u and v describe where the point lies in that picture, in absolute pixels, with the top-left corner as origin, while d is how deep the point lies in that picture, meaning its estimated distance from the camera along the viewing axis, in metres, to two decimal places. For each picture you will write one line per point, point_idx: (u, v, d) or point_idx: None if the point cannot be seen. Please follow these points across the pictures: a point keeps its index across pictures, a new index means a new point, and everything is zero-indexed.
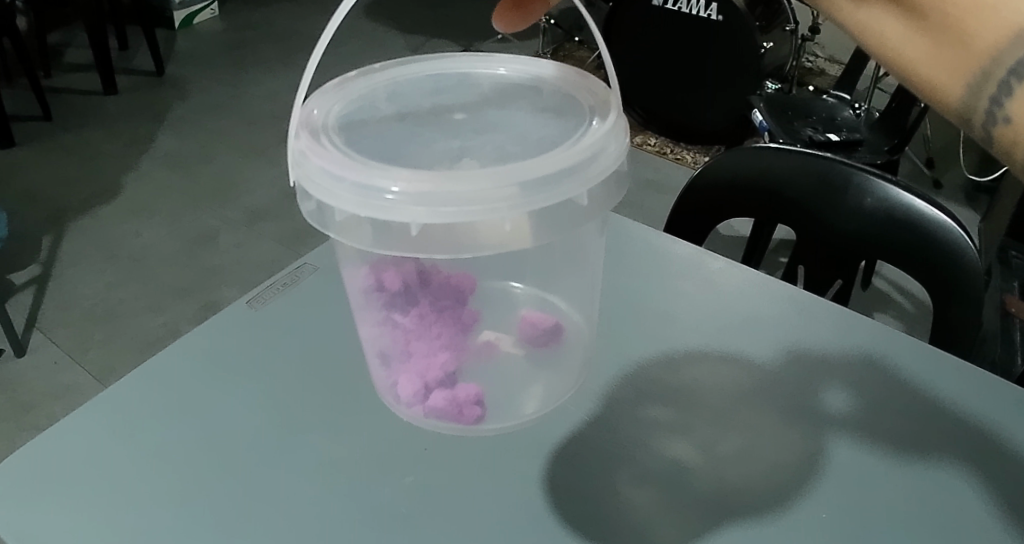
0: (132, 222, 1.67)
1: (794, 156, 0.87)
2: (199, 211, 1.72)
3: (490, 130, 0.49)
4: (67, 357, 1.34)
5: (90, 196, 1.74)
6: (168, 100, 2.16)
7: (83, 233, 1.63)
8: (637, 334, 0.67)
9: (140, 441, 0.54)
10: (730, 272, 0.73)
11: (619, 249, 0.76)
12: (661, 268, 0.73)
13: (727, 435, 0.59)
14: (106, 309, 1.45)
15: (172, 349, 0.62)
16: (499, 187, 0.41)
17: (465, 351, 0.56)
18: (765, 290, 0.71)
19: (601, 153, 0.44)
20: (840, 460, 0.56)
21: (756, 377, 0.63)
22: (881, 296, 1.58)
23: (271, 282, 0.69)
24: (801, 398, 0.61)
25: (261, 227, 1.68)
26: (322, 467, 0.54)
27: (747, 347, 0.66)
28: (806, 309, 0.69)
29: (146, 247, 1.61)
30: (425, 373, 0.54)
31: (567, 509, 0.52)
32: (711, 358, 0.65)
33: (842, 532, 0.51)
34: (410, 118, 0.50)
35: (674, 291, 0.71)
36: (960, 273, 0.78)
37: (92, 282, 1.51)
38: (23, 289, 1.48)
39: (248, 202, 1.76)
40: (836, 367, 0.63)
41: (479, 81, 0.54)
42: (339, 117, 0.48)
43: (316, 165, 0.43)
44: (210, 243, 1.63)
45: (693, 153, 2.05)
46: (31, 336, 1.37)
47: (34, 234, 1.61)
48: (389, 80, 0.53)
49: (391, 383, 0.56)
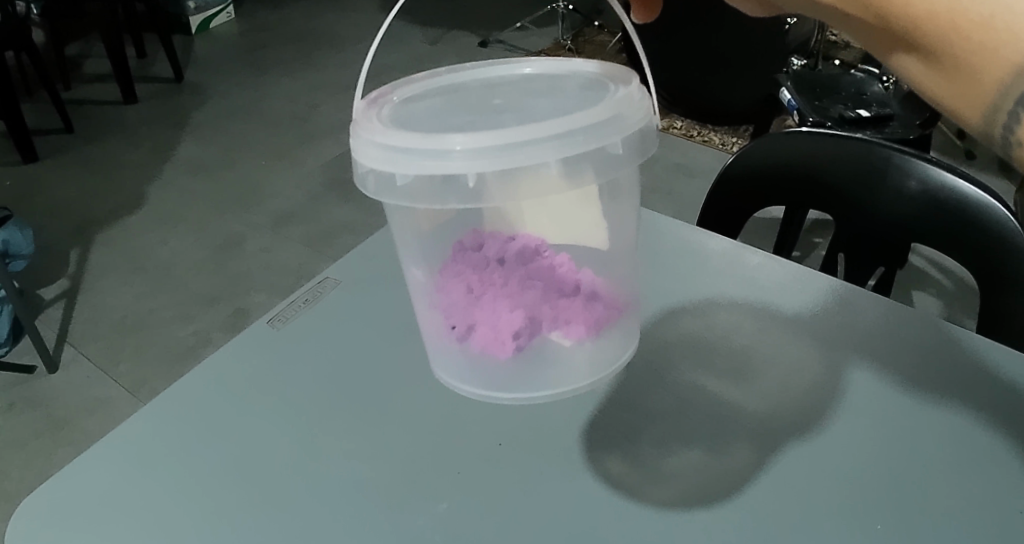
0: (158, 232, 1.68)
1: (834, 137, 0.83)
2: (223, 216, 1.72)
3: (534, 103, 0.46)
4: (99, 371, 1.34)
5: (116, 207, 1.75)
6: (188, 107, 2.16)
7: (110, 245, 1.64)
8: (684, 329, 0.63)
9: (162, 473, 0.53)
10: (770, 266, 0.68)
11: (652, 243, 0.72)
12: (695, 265, 0.69)
13: (765, 435, 0.53)
14: (136, 322, 1.45)
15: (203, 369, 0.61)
16: (527, 149, 0.37)
17: (528, 328, 0.45)
18: (807, 283, 0.66)
19: (616, 120, 0.40)
20: (892, 468, 0.50)
21: (816, 359, 0.59)
22: (920, 272, 1.53)
23: (291, 299, 0.67)
24: (869, 378, 0.57)
25: (287, 230, 1.68)
26: (352, 495, 0.51)
27: (784, 352, 0.60)
28: (845, 299, 0.64)
29: (172, 257, 1.61)
30: (498, 327, 0.45)
31: (627, 524, 0.48)
32: (764, 341, 0.62)
33: (908, 529, 0.47)
34: (457, 106, 0.47)
35: (707, 289, 0.67)
36: (1007, 257, 0.73)
37: (121, 293, 1.51)
38: (53, 303, 1.49)
39: (272, 206, 1.75)
40: (903, 336, 0.60)
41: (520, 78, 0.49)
42: (406, 95, 0.48)
43: (362, 138, 0.42)
44: (237, 250, 1.63)
45: (720, 135, 1.98)
46: (62, 351, 1.38)
47: (62, 248, 1.62)
48: (471, 74, 0.50)
49: (439, 332, 0.48)
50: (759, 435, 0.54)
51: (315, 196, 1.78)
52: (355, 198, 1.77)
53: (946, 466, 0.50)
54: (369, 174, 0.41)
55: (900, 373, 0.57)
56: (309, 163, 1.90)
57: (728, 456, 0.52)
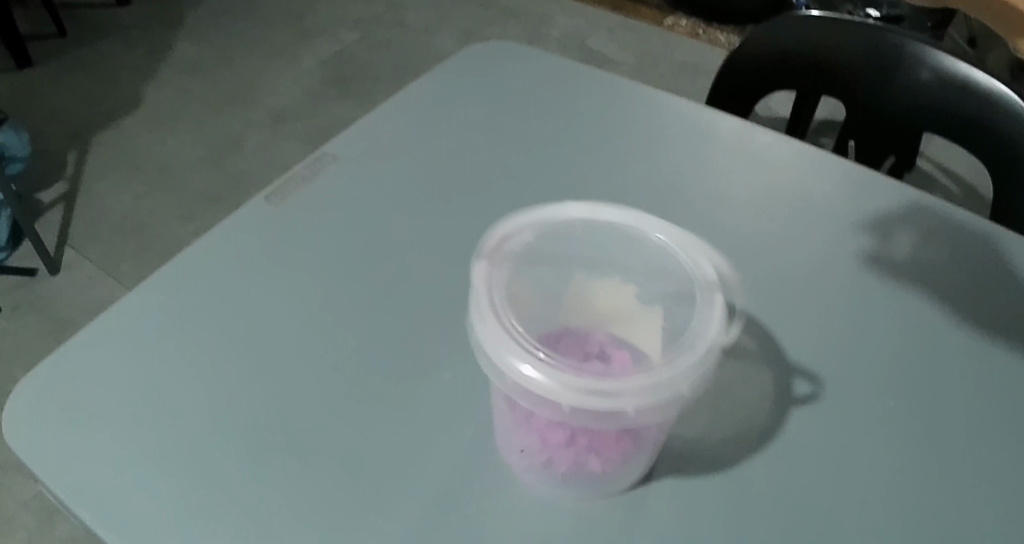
0: (154, 133, 1.64)
1: (848, 23, 0.83)
2: (219, 115, 1.68)
3: (624, 293, 0.50)
4: (102, 273, 1.34)
5: (110, 109, 1.70)
6: (175, 4, 2.07)
7: (106, 146, 1.60)
8: (687, 224, 0.72)
9: (147, 387, 0.58)
10: (777, 145, 0.81)
11: (661, 129, 0.82)
12: (698, 147, 0.80)
13: (725, 374, 0.60)
14: (137, 224, 1.44)
15: (215, 280, 0.66)
16: (620, 398, 0.43)
17: (597, 469, 0.50)
18: (808, 161, 0.79)
19: (705, 323, 0.45)
20: (821, 411, 0.58)
21: (805, 279, 0.68)
22: (929, 175, 1.52)
23: (271, 216, 0.72)
24: (838, 270, 0.69)
25: (285, 128, 1.65)
26: (334, 412, 0.57)
27: (773, 244, 0.71)
28: (860, 183, 0.77)
29: (170, 158, 1.58)
30: (560, 458, 0.50)
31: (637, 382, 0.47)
32: (755, 238, 0.71)
33: (826, 462, 0.55)
34: (554, 268, 0.50)
35: (715, 172, 0.78)
36: (1010, 145, 0.75)
37: (120, 194, 1.50)
38: (51, 206, 1.47)
39: (269, 105, 1.70)
40: (875, 252, 0.71)
41: (579, 232, 0.53)
42: (511, 243, 0.51)
43: (516, 366, 0.44)
44: (235, 150, 1.59)
45: (726, 36, 1.92)
46: (63, 253, 1.37)
47: (56, 149, 1.59)
48: (557, 229, 0.53)
49: (512, 441, 0.52)
50: (709, 375, 0.59)
51: (313, 93, 1.74)
52: (355, 96, 1.74)
53: None
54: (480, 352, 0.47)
55: (866, 289, 0.67)
56: (305, 60, 1.84)
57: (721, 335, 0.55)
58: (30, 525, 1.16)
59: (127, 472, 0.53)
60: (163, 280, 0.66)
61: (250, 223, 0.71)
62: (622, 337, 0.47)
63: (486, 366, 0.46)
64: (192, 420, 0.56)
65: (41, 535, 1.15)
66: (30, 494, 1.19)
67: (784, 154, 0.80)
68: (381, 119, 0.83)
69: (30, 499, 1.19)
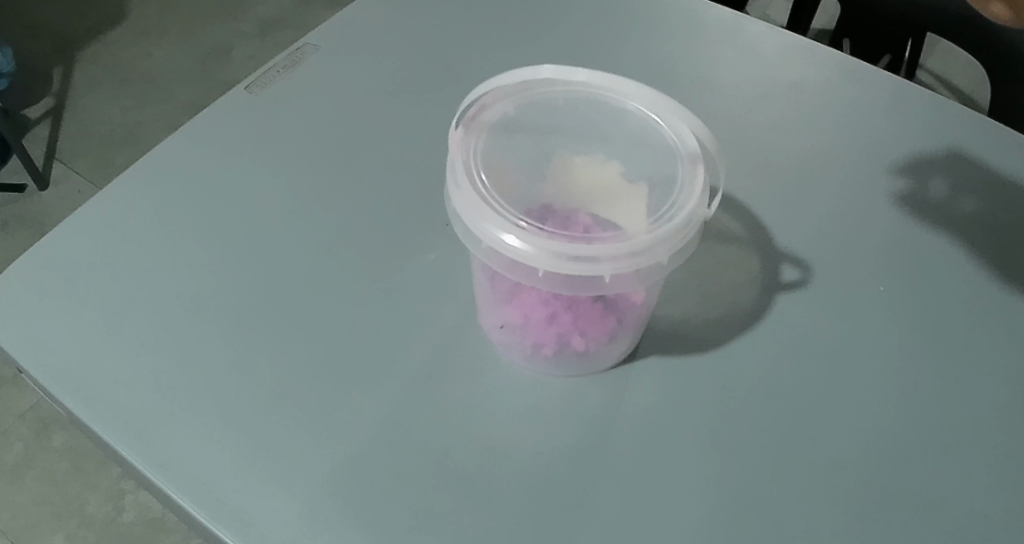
0: (141, 45, 1.65)
1: None
2: (208, 26, 1.70)
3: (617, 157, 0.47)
4: (89, 187, 1.40)
5: (95, 22, 1.69)
6: None
7: (93, 61, 1.61)
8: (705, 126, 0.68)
9: (145, 285, 0.55)
10: (769, 37, 0.75)
11: (660, 20, 0.76)
12: (697, 39, 0.74)
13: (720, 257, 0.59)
14: (126, 133, 1.49)
15: (176, 188, 0.61)
16: (605, 264, 0.41)
17: (579, 344, 0.50)
18: (807, 54, 0.74)
19: (685, 197, 0.43)
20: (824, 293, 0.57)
21: (836, 200, 0.64)
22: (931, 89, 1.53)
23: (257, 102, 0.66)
24: (854, 173, 0.66)
25: (274, 38, 1.68)
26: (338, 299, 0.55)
27: (772, 126, 0.68)
28: (853, 74, 0.72)
29: (157, 69, 1.60)
30: (543, 336, 0.50)
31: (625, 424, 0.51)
32: (773, 146, 0.67)
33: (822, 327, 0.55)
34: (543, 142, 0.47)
35: (711, 63, 0.72)
36: None
37: (108, 107, 1.53)
38: (40, 122, 1.50)
39: (256, 15, 1.72)
40: (883, 155, 0.67)
41: (563, 99, 0.49)
42: (503, 116, 0.47)
43: (495, 234, 0.42)
44: (222, 60, 1.63)
45: None
46: (53, 168, 1.43)
47: (44, 64, 1.59)
48: (555, 94, 0.49)
49: (493, 313, 0.51)
50: (708, 286, 0.58)
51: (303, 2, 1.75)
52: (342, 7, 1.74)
53: (913, 372, 0.54)
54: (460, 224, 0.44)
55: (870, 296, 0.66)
56: None
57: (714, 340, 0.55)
58: (26, 437, 1.19)
59: (116, 413, 0.49)
60: (100, 213, 0.59)
61: (203, 131, 0.64)
62: (615, 198, 0.45)
63: (462, 234, 0.44)
64: (173, 351, 0.52)
65: (38, 447, 1.18)
66: (25, 407, 1.21)
67: (778, 45, 0.74)
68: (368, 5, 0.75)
69: (26, 411, 1.21)
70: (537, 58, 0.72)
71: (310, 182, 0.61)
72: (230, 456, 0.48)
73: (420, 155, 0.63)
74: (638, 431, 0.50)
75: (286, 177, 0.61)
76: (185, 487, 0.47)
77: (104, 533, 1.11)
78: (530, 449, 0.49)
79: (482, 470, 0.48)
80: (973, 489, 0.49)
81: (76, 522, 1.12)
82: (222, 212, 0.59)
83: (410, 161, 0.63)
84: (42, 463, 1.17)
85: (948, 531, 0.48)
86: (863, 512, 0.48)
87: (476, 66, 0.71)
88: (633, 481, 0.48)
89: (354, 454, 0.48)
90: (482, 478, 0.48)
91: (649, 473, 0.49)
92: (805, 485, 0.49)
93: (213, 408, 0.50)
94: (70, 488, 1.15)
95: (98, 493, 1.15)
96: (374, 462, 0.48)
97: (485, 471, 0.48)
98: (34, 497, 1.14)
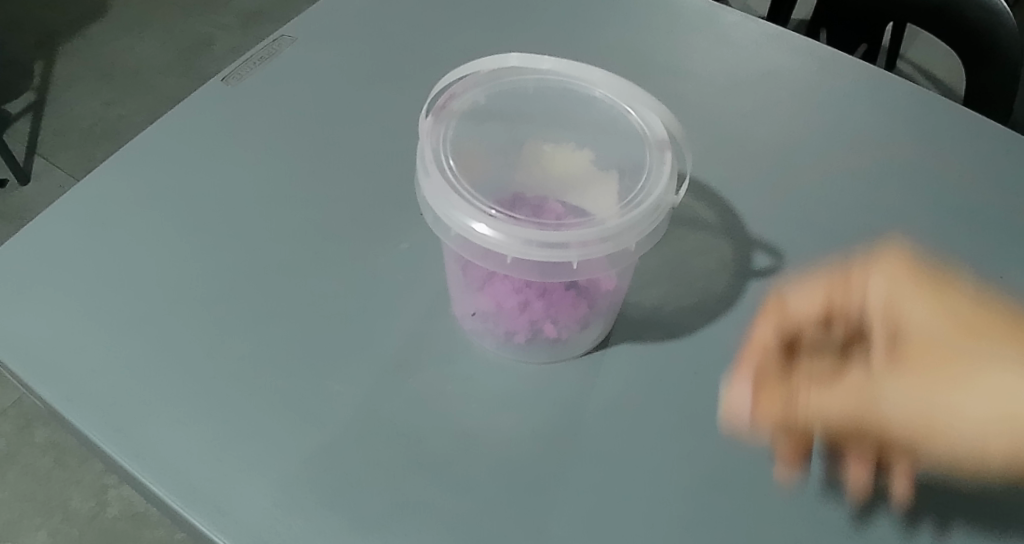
0: (122, 38, 1.64)
1: None
2: (189, 19, 1.69)
3: (587, 144, 0.48)
4: (70, 181, 1.40)
5: (76, 16, 1.68)
6: None
7: (73, 55, 1.60)
8: (680, 114, 0.68)
9: (121, 273, 0.55)
10: (745, 25, 0.76)
11: (636, 9, 0.76)
12: (673, 27, 0.75)
13: (692, 247, 0.60)
14: (106, 127, 1.48)
15: (150, 179, 0.61)
16: (576, 251, 0.42)
17: (553, 332, 0.51)
18: (782, 43, 0.74)
19: (654, 183, 0.44)
20: (794, 277, 0.59)
21: (808, 185, 0.64)
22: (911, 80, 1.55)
23: (232, 92, 0.67)
24: (826, 158, 0.66)
25: (256, 30, 1.68)
26: (315, 285, 0.55)
27: (745, 116, 0.69)
28: (827, 62, 0.73)
29: (138, 63, 1.60)
30: (516, 324, 0.50)
31: (598, 405, 0.52)
32: (748, 133, 0.67)
33: (789, 313, 0.57)
34: (513, 132, 0.48)
35: (687, 52, 0.73)
36: None
37: (88, 101, 1.52)
38: (21, 117, 1.49)
39: (238, 8, 1.72)
40: (857, 143, 0.68)
41: (533, 88, 0.50)
42: (472, 105, 0.47)
43: (465, 222, 0.42)
44: (203, 52, 1.63)
45: None
46: (34, 163, 1.42)
47: (25, 58, 1.58)
48: (524, 82, 0.49)
49: (465, 301, 0.51)
50: (681, 274, 0.59)
51: None
52: None
53: (880, 352, 0.55)
54: (431, 213, 0.45)
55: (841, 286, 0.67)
56: None
57: (685, 327, 0.56)
58: (9, 433, 1.19)
59: (90, 402, 0.50)
60: (74, 203, 0.59)
61: (179, 122, 0.64)
62: (586, 185, 0.46)
63: (432, 223, 0.44)
64: (148, 340, 0.52)
65: (21, 442, 1.18)
66: (8, 402, 1.21)
67: (753, 34, 0.75)
68: None
69: (8, 407, 1.21)
70: (512, 46, 0.72)
71: (286, 171, 0.61)
72: (205, 444, 0.48)
73: (397, 144, 0.64)
74: (610, 415, 0.51)
75: (262, 168, 0.62)
76: (160, 474, 0.47)
77: (88, 527, 1.12)
78: (504, 432, 0.50)
79: (454, 453, 0.49)
80: (939, 469, 0.50)
81: (59, 518, 1.12)
82: (197, 202, 0.59)
83: (387, 150, 0.63)
84: (25, 459, 1.17)
85: (915, 510, 0.49)
86: (831, 493, 0.49)
87: (452, 55, 0.71)
88: (605, 463, 0.49)
89: (329, 439, 0.49)
90: (457, 462, 0.48)
91: (621, 456, 0.50)
92: (775, 466, 0.50)
93: (188, 396, 0.50)
94: (53, 483, 1.15)
95: (82, 488, 1.15)
96: (349, 448, 0.48)
97: (460, 455, 0.49)
98: (17, 493, 1.14)
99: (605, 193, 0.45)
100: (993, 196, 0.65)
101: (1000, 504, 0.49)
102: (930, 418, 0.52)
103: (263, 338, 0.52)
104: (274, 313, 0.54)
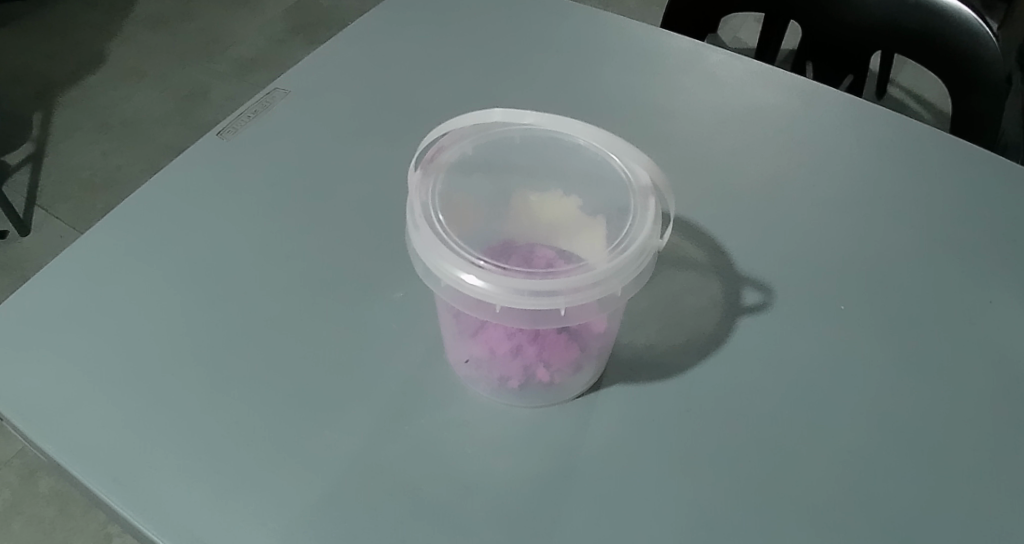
0: (121, 89, 1.67)
1: None
2: (187, 68, 1.73)
3: (574, 191, 0.49)
4: (70, 231, 1.41)
5: (76, 67, 1.71)
6: None
7: (72, 106, 1.63)
8: (667, 154, 0.70)
9: (120, 328, 0.56)
10: (729, 63, 0.78)
11: (622, 53, 0.78)
12: (659, 68, 0.77)
13: (682, 287, 0.61)
14: (105, 177, 1.50)
15: (148, 234, 0.62)
16: (565, 297, 0.42)
17: (546, 376, 0.51)
18: (766, 80, 0.76)
19: (638, 226, 0.45)
20: (784, 313, 0.60)
21: (794, 220, 0.66)
22: (901, 104, 1.58)
23: (227, 147, 0.68)
24: (812, 193, 0.68)
25: (252, 77, 1.71)
26: (311, 336, 0.56)
27: (731, 154, 0.70)
28: (810, 98, 0.75)
29: (136, 112, 1.63)
30: (509, 369, 0.51)
31: (594, 446, 0.52)
32: (734, 171, 0.69)
33: (780, 350, 0.57)
34: (501, 183, 0.49)
35: (673, 91, 0.75)
36: None
37: (87, 151, 1.55)
38: (20, 168, 1.52)
39: (235, 55, 1.76)
40: (841, 177, 0.69)
41: (519, 138, 0.51)
42: (459, 158, 0.49)
43: (454, 273, 0.43)
44: (201, 100, 1.66)
45: None
46: (33, 215, 1.44)
47: (24, 110, 1.61)
48: (510, 134, 0.51)
49: (459, 348, 0.52)
50: (671, 314, 0.60)
51: (280, 43, 1.80)
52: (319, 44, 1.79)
53: (871, 386, 0.56)
54: (421, 265, 0.46)
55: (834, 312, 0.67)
56: (272, 12, 1.89)
57: (678, 366, 0.56)
58: (12, 484, 1.19)
59: (91, 456, 0.50)
60: (73, 261, 0.60)
61: (176, 177, 0.66)
62: (574, 229, 0.47)
63: (423, 274, 0.46)
64: (146, 395, 0.53)
65: (24, 492, 1.18)
66: (13, 452, 1.21)
67: (738, 71, 0.77)
68: (336, 49, 0.78)
69: (13, 457, 1.21)
70: (501, 94, 0.74)
71: (282, 224, 0.63)
72: (205, 496, 0.48)
73: (390, 193, 0.65)
74: (606, 457, 0.51)
75: (257, 221, 0.63)
76: (163, 527, 0.47)
77: None
78: (500, 477, 0.50)
79: (452, 501, 0.49)
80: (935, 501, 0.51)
81: None
82: (195, 257, 0.60)
83: (380, 200, 0.65)
84: (30, 508, 1.16)
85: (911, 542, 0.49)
86: (830, 527, 0.49)
87: (442, 104, 0.73)
88: (602, 505, 0.49)
89: (327, 488, 0.49)
90: (455, 509, 0.49)
91: (619, 497, 0.50)
92: (772, 502, 0.50)
93: (188, 449, 0.50)
94: (57, 533, 1.14)
95: (85, 536, 1.14)
96: (347, 499, 0.49)
97: (458, 502, 0.49)
98: None
99: (594, 239, 0.46)
100: (976, 223, 0.66)
101: (999, 531, 0.50)
102: (922, 450, 0.53)
103: (260, 391, 0.53)
104: (270, 364, 0.54)
